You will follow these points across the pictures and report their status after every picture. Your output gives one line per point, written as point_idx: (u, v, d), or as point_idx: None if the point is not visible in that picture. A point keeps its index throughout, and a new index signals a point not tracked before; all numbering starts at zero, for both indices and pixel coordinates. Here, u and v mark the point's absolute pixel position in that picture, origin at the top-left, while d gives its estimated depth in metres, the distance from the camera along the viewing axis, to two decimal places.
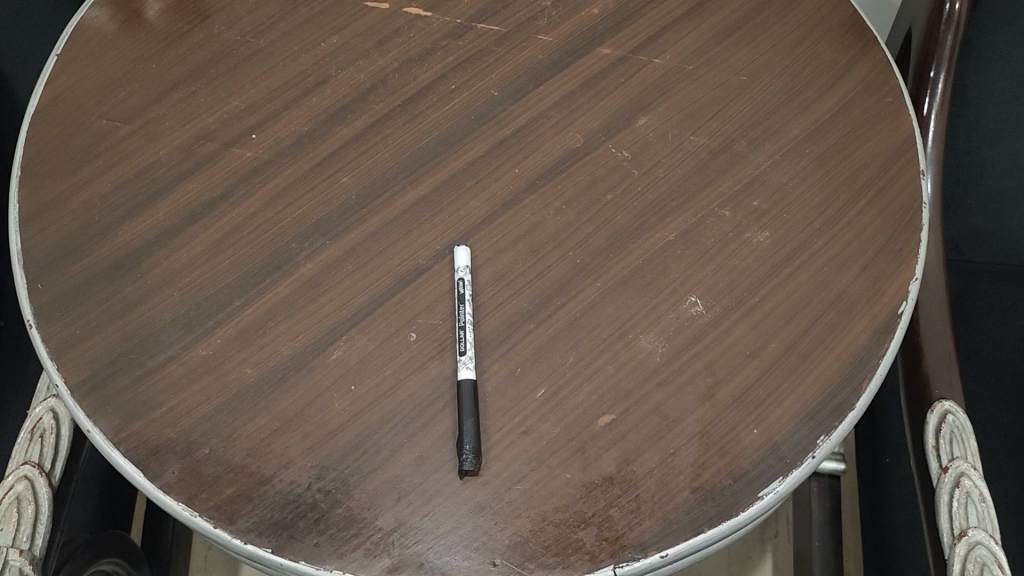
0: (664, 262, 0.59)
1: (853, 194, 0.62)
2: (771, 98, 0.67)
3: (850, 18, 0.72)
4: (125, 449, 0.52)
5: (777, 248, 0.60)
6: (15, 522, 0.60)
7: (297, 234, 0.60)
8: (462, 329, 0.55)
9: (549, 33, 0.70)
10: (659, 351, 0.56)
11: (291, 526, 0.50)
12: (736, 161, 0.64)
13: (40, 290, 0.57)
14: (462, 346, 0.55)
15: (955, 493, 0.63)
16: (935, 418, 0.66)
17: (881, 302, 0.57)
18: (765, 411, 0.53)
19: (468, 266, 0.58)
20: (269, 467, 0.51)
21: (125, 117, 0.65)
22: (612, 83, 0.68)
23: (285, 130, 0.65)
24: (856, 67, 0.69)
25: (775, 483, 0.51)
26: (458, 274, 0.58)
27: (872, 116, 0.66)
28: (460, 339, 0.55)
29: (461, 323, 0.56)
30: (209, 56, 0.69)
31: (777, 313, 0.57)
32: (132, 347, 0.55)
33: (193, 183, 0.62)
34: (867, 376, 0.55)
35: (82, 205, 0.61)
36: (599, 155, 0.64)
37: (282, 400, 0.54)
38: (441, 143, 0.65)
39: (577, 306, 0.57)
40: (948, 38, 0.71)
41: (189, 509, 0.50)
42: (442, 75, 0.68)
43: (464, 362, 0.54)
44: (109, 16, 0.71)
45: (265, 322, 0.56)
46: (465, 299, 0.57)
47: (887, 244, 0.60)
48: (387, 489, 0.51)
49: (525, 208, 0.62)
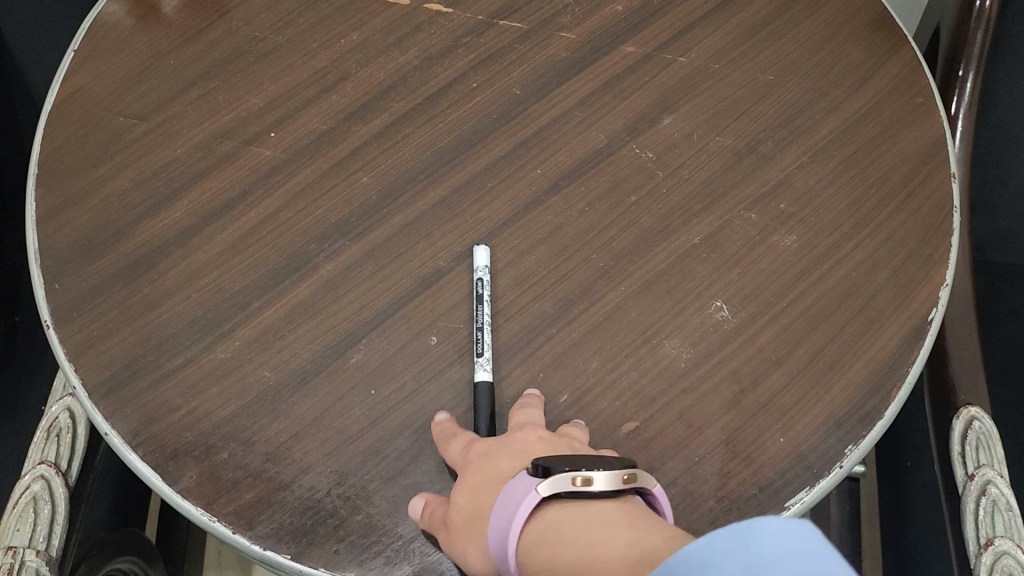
0: (690, 265, 0.58)
1: (882, 198, 0.61)
2: (798, 98, 0.66)
3: (878, 16, 0.71)
4: (142, 452, 0.51)
5: (805, 252, 0.59)
6: (31, 523, 0.60)
7: (316, 234, 0.59)
8: (480, 330, 0.55)
9: (572, 31, 0.69)
10: (683, 357, 0.55)
11: (311, 532, 0.49)
12: (762, 162, 0.63)
13: (57, 291, 0.57)
14: (479, 347, 0.54)
15: (981, 502, 0.62)
16: (961, 424, 0.64)
17: (911, 308, 0.56)
18: (792, 420, 0.52)
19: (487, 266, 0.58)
20: (289, 472, 0.51)
21: (142, 114, 0.65)
22: (635, 82, 0.66)
23: (304, 128, 0.64)
24: (886, 66, 0.68)
25: (802, 494, 0.51)
26: (477, 274, 0.57)
27: (902, 117, 0.65)
28: (478, 340, 0.55)
29: (478, 323, 0.55)
30: (227, 53, 0.68)
31: (805, 319, 0.56)
32: (149, 349, 0.55)
33: (210, 182, 0.61)
34: (896, 384, 0.54)
35: (100, 204, 0.60)
36: (622, 156, 0.63)
37: (302, 404, 0.53)
38: (461, 142, 0.64)
39: (600, 310, 0.56)
40: (978, 36, 0.70)
41: (208, 514, 0.50)
42: (464, 73, 0.67)
43: (481, 363, 0.54)
44: (126, 11, 0.70)
45: (284, 324, 0.56)
46: (483, 299, 0.56)
47: (917, 250, 0.59)
48: (408, 496, 0.50)
49: (548, 210, 0.61)
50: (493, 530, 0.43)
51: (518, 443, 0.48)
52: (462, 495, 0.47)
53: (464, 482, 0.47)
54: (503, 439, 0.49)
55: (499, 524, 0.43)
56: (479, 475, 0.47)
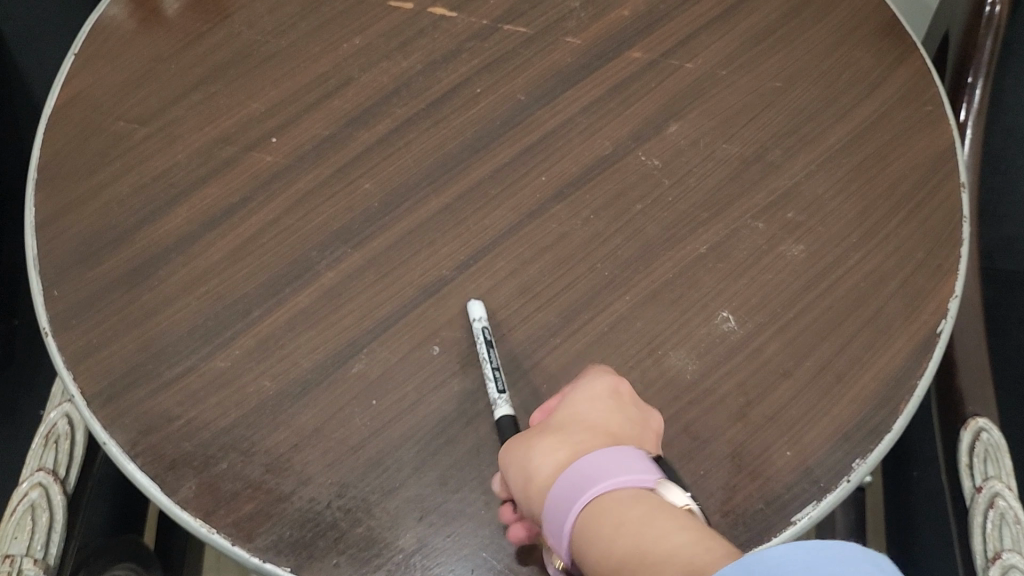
0: (696, 275, 0.57)
1: (891, 207, 0.60)
2: (806, 106, 0.65)
3: (887, 23, 0.70)
4: (141, 462, 0.51)
5: (813, 262, 0.58)
6: (29, 531, 0.59)
7: (316, 241, 0.59)
8: (493, 373, 0.53)
9: (577, 36, 0.68)
10: (689, 368, 0.54)
11: (310, 545, 0.48)
12: (770, 170, 0.62)
13: (56, 297, 0.56)
14: (496, 386, 0.52)
15: (989, 515, 0.61)
16: (969, 436, 0.64)
17: (920, 320, 0.55)
18: (799, 433, 0.51)
19: (482, 318, 0.55)
20: (289, 483, 0.50)
21: (143, 118, 0.64)
22: (641, 88, 0.66)
23: (306, 133, 0.63)
24: (895, 73, 0.67)
25: (809, 508, 0.50)
26: (477, 325, 0.55)
27: (911, 126, 0.64)
28: (493, 381, 0.52)
29: (492, 366, 0.53)
30: (229, 57, 0.67)
31: (813, 330, 0.55)
32: (148, 358, 0.54)
33: (211, 188, 0.61)
34: (905, 397, 0.53)
35: (100, 210, 0.60)
36: (628, 162, 0.62)
37: (302, 415, 0.52)
38: (464, 149, 0.63)
39: (604, 320, 0.56)
40: (988, 42, 0.70)
41: (206, 525, 0.49)
42: (468, 79, 0.66)
43: (500, 399, 0.51)
44: (127, 14, 0.70)
45: (285, 332, 0.55)
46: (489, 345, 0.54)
47: (926, 260, 0.58)
48: (409, 508, 0.49)
49: (552, 217, 0.60)
50: (573, 476, 0.41)
51: (640, 417, 0.48)
52: (566, 414, 0.46)
53: (576, 407, 0.47)
54: (630, 397, 0.48)
55: (578, 476, 0.41)
56: (590, 407, 0.47)
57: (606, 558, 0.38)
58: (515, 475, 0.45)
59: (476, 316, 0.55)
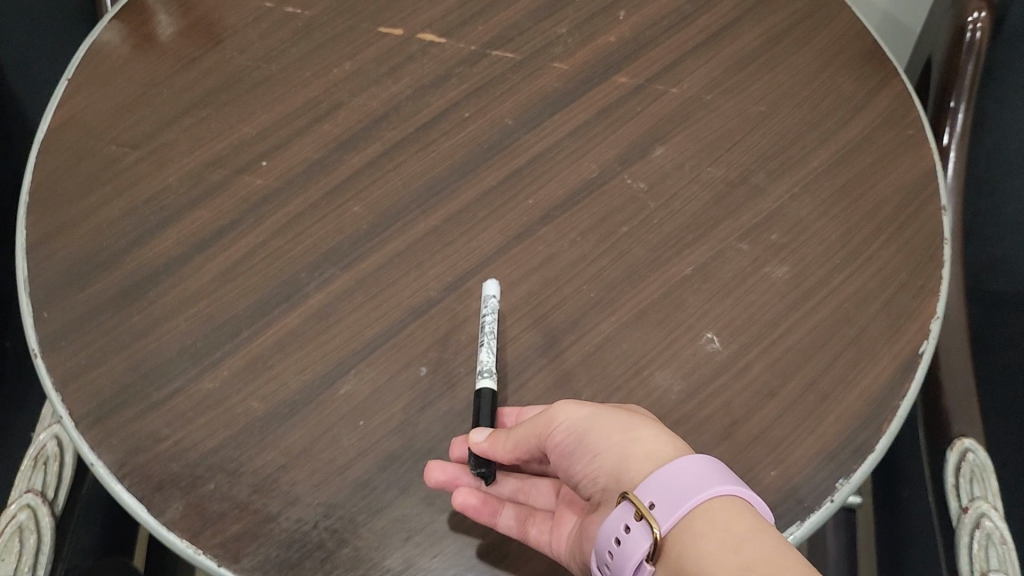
0: (681, 296, 0.58)
1: (874, 229, 0.61)
2: (790, 130, 0.66)
3: (869, 49, 0.71)
4: (128, 483, 0.51)
5: (797, 283, 0.58)
6: (16, 553, 0.59)
7: (305, 263, 0.59)
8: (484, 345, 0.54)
9: (564, 61, 0.70)
10: (674, 389, 0.54)
11: (297, 566, 0.48)
12: (755, 193, 0.63)
13: (46, 319, 0.57)
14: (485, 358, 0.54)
15: (975, 535, 0.61)
16: (955, 456, 0.64)
17: (902, 340, 0.56)
18: (786, 452, 0.52)
19: (495, 296, 0.57)
20: (275, 504, 0.50)
21: (135, 142, 0.65)
22: (628, 112, 0.67)
23: (296, 157, 0.64)
24: (877, 98, 0.68)
25: (793, 527, 0.49)
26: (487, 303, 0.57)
27: (893, 149, 0.65)
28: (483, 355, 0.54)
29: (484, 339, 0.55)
30: (221, 81, 0.68)
31: (798, 350, 0.55)
32: (136, 379, 0.54)
33: (201, 211, 0.61)
34: (888, 417, 0.53)
35: (91, 232, 0.60)
36: (614, 186, 0.63)
37: (288, 436, 0.52)
38: (453, 172, 0.64)
39: (590, 341, 0.56)
40: (969, 67, 0.72)
41: (193, 546, 0.48)
42: (457, 103, 0.67)
43: (484, 372, 0.53)
44: (121, 39, 0.71)
45: (273, 353, 0.55)
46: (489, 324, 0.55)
47: (909, 281, 0.59)
48: (395, 529, 0.49)
49: (539, 240, 0.61)
50: (693, 470, 0.43)
51: None
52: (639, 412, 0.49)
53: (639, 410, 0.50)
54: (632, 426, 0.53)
55: (695, 473, 0.43)
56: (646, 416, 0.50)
57: (726, 558, 0.40)
58: (609, 437, 0.47)
59: (488, 292, 0.57)
